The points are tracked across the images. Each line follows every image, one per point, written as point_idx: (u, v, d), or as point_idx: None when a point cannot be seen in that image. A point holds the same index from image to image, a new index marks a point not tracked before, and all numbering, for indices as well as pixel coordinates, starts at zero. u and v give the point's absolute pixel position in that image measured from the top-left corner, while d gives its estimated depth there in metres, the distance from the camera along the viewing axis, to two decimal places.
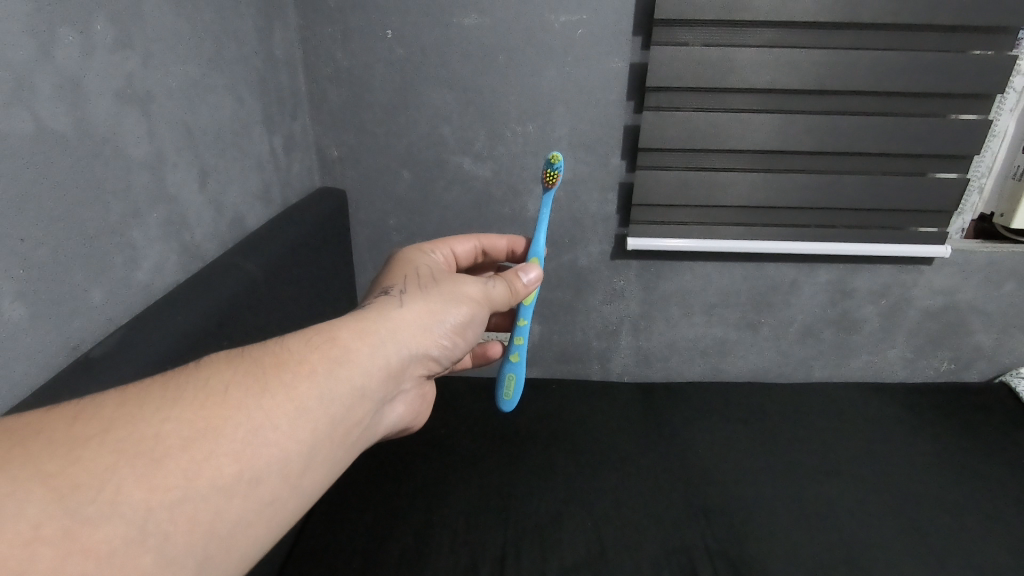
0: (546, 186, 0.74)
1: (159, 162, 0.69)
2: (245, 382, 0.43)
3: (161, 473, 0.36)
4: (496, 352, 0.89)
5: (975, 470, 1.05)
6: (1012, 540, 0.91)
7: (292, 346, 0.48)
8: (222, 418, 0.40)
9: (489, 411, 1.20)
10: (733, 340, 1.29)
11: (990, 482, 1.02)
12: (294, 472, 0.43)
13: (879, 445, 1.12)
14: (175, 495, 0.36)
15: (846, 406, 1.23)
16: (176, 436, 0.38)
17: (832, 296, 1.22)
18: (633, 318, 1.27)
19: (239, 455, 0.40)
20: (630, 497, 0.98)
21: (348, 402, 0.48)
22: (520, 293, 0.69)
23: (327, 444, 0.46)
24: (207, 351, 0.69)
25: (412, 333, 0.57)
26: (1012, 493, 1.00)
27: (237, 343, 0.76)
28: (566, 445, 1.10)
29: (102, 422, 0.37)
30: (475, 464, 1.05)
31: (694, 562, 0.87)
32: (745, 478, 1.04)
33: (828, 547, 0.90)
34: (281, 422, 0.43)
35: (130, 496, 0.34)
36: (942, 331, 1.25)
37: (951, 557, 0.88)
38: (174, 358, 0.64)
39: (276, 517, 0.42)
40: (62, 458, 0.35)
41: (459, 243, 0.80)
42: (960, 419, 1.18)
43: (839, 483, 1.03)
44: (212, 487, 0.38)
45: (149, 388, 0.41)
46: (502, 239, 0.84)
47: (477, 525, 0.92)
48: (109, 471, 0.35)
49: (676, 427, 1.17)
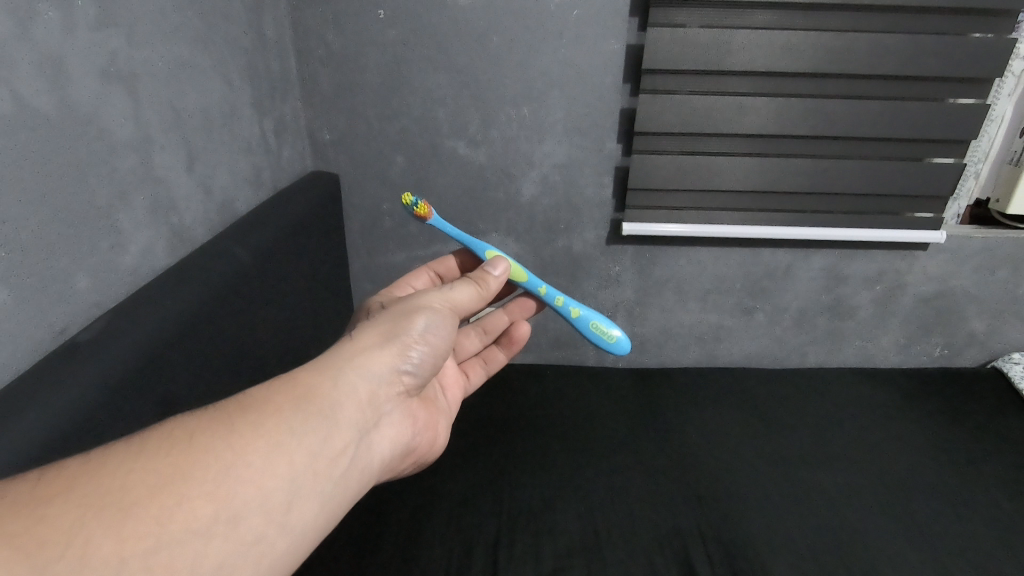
0: (425, 221, 0.76)
1: (146, 144, 0.68)
2: (212, 424, 0.43)
3: (130, 523, 0.36)
4: (525, 331, 0.94)
5: (966, 455, 1.06)
6: (999, 525, 0.92)
7: (256, 388, 0.48)
8: (189, 462, 0.40)
9: (485, 397, 1.20)
10: (727, 326, 1.29)
11: (979, 467, 1.03)
12: (276, 508, 0.43)
13: (871, 430, 1.13)
14: (148, 543, 0.36)
15: (839, 392, 1.24)
16: (143, 485, 0.38)
17: (827, 282, 1.22)
18: (628, 304, 1.27)
19: (214, 496, 0.40)
20: (624, 483, 0.99)
21: (322, 432, 0.48)
22: (492, 289, 0.70)
23: (308, 476, 0.46)
24: (194, 338, 0.68)
25: (377, 355, 0.57)
26: (1002, 478, 1.01)
27: (226, 329, 0.75)
28: (561, 431, 1.11)
29: (67, 478, 0.37)
30: (470, 449, 1.05)
31: (686, 546, 0.87)
32: (737, 463, 1.04)
33: (816, 532, 0.91)
34: (254, 457, 0.43)
35: (100, 549, 0.34)
36: (935, 317, 1.25)
37: (937, 542, 0.89)
38: (162, 345, 0.63)
39: (264, 554, 0.42)
40: (25, 517, 0.34)
41: (415, 279, 0.89)
42: (951, 405, 1.19)
43: (830, 468, 1.04)
44: (187, 531, 0.37)
45: (115, 442, 0.40)
46: (449, 257, 0.91)
47: (469, 512, 0.92)
48: (75, 527, 0.35)
49: (670, 413, 1.17)
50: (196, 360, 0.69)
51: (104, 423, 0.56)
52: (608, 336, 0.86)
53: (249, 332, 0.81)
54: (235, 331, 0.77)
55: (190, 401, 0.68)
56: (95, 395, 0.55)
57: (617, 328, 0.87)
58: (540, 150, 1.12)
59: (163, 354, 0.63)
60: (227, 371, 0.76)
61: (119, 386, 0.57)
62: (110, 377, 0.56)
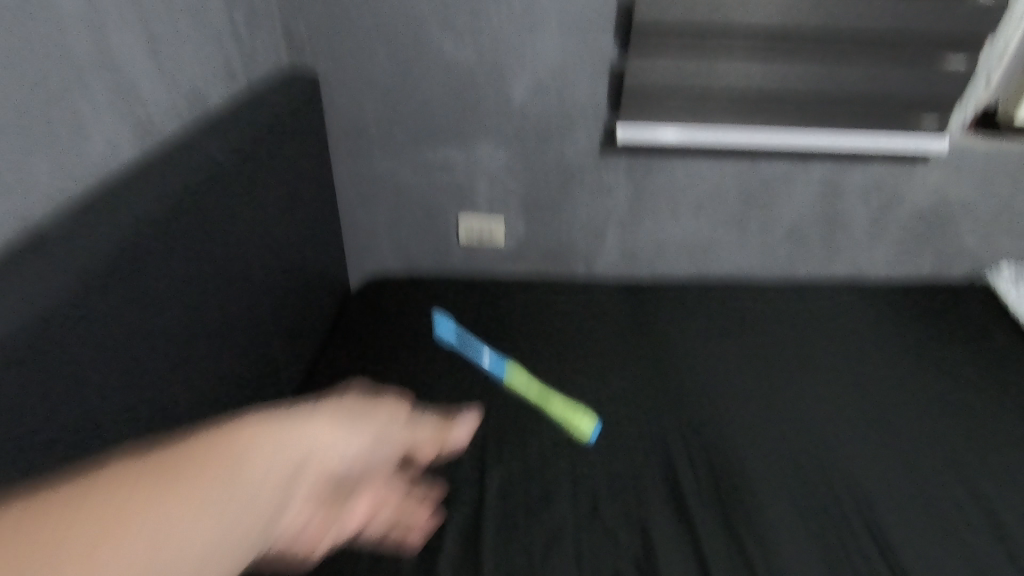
0: None
1: (96, 17, 0.63)
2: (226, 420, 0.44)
3: (130, 487, 0.36)
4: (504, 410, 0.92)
5: (961, 357, 1.04)
6: (987, 419, 0.92)
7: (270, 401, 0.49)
8: (196, 445, 0.41)
9: (475, 301, 1.17)
10: (720, 239, 1.26)
11: (970, 366, 1.01)
12: (260, 501, 0.42)
13: (865, 330, 1.10)
14: (141, 507, 0.36)
15: (835, 301, 1.19)
16: (151, 459, 0.38)
17: (823, 193, 1.20)
18: (620, 215, 1.23)
19: (208, 475, 0.39)
20: (613, 383, 0.96)
21: (319, 434, 0.48)
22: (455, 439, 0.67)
23: (292, 478, 0.45)
24: (173, 232, 0.65)
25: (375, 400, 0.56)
26: (996, 379, 0.99)
27: (206, 226, 0.71)
28: (547, 334, 1.08)
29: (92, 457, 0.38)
30: (461, 351, 1.03)
31: (672, 442, 0.85)
32: (728, 363, 1.01)
33: (806, 431, 0.87)
34: (210, 507, 0.38)
35: (98, 512, 0.34)
36: (929, 230, 1.24)
37: (930, 437, 0.88)
38: (140, 237, 0.60)
39: (234, 555, 0.39)
40: (40, 484, 0.35)
41: None
42: (946, 310, 1.17)
43: (819, 366, 1.01)
44: (175, 503, 0.37)
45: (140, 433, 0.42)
46: None
47: (458, 411, 0.91)
48: (82, 486, 0.35)
49: (662, 316, 1.13)
50: (175, 255, 0.66)
51: (86, 318, 0.54)
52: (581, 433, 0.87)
53: (232, 234, 0.78)
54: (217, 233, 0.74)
55: (173, 299, 0.66)
56: (78, 289, 0.53)
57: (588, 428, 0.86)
58: (531, 48, 1.05)
59: (140, 245, 0.60)
60: (210, 270, 0.73)
61: (98, 282, 0.55)
62: (89, 268, 0.54)
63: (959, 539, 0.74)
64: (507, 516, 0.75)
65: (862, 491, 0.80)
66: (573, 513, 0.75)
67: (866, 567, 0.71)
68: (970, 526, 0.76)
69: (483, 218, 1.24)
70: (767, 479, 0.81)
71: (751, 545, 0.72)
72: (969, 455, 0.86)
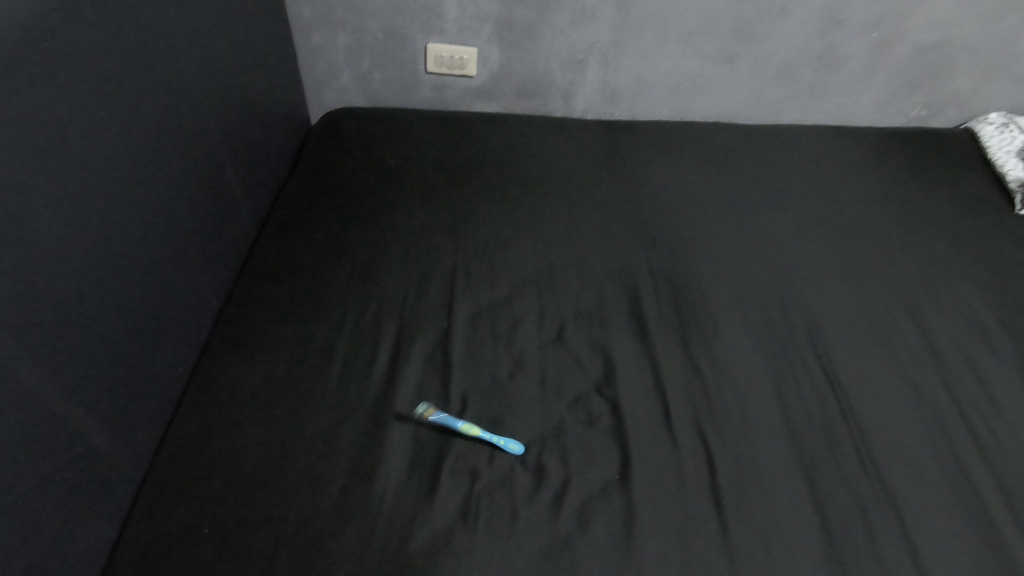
0: None
1: None
2: None
3: None
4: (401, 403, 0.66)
5: (928, 199, 1.04)
6: (944, 256, 0.93)
7: None
8: None
9: (444, 137, 1.11)
10: (707, 75, 1.18)
11: (935, 209, 1.02)
12: None
13: (839, 176, 1.08)
14: None
15: (820, 142, 1.16)
16: None
17: (822, 25, 1.10)
18: (602, 46, 1.13)
19: None
20: (581, 221, 0.95)
21: None
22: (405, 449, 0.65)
23: None
24: (74, 27, 0.57)
25: None
26: (960, 220, 1.00)
27: (115, 27, 0.63)
28: (519, 172, 1.04)
29: None
30: (430, 188, 0.99)
31: (636, 277, 0.86)
32: (698, 206, 1.00)
33: (763, 268, 0.89)
34: None
35: None
36: (924, 71, 1.18)
37: (889, 274, 0.90)
38: (36, 25, 0.52)
39: None
40: None
41: None
42: (924, 156, 1.14)
43: (786, 211, 1.00)
44: None
45: None
46: None
47: (427, 248, 0.89)
48: None
49: (635, 158, 1.09)
50: (84, 57, 0.58)
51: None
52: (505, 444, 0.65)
53: (147, 42, 0.69)
54: (127, 36, 0.65)
55: (90, 106, 0.59)
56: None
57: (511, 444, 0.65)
58: None
59: (31, 38, 0.52)
60: (125, 80, 0.65)
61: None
62: None
63: (899, 357, 0.78)
64: (475, 343, 0.76)
65: (814, 316, 0.82)
66: (538, 339, 0.77)
67: (808, 381, 0.74)
68: (912, 348, 0.79)
69: (453, 44, 1.13)
70: (727, 309, 0.82)
71: (704, 364, 0.75)
72: (923, 288, 0.88)
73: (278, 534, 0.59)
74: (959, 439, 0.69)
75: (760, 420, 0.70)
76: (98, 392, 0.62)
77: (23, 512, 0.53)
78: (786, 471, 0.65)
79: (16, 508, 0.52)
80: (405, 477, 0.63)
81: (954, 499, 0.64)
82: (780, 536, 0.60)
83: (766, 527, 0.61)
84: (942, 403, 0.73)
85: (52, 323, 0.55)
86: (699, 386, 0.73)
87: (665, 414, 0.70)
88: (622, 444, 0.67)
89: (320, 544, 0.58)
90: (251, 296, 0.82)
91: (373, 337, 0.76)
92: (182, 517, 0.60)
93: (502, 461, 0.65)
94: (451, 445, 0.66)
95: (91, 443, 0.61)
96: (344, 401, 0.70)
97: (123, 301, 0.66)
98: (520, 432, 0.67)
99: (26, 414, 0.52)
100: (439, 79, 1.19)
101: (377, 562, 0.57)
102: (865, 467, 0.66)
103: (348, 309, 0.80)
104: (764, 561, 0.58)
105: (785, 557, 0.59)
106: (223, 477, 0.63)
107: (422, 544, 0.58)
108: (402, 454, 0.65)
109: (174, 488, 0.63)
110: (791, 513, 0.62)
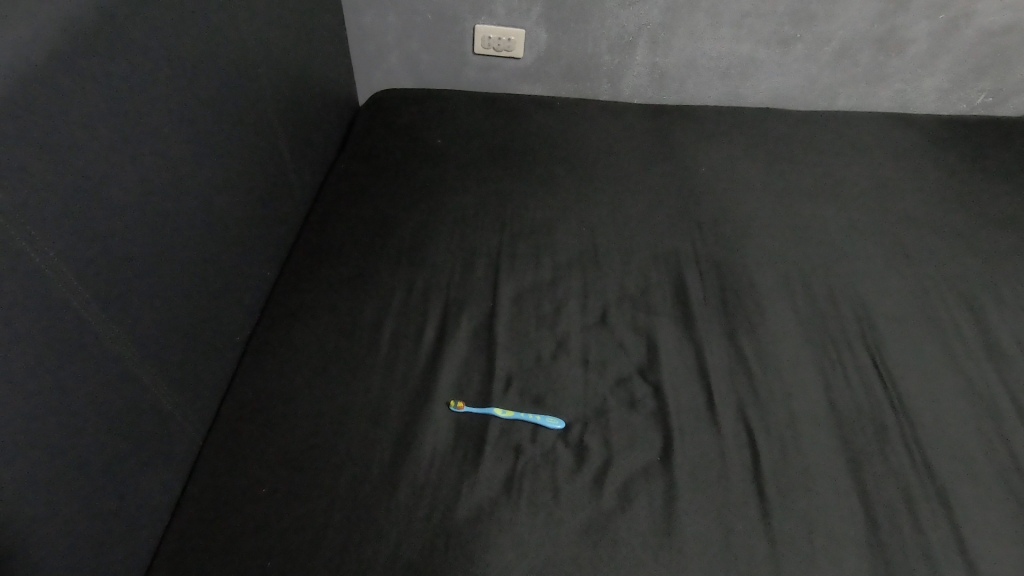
0: None
1: None
2: None
3: None
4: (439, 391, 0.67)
5: (989, 190, 1.00)
6: (1005, 248, 0.89)
7: None
8: None
9: (490, 119, 1.11)
10: (760, 59, 1.15)
11: (996, 200, 0.98)
12: None
13: (893, 165, 1.04)
14: None
15: (876, 129, 1.12)
16: None
17: (886, 8, 1.06)
18: (652, 27, 1.11)
19: None
20: (626, 205, 0.94)
21: None
22: (448, 430, 0.67)
23: None
24: (141, 15, 0.60)
25: None
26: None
27: (178, 15, 0.66)
28: (565, 155, 1.04)
29: None
30: (475, 169, 1.00)
31: (681, 261, 0.86)
32: (744, 192, 0.98)
33: (812, 255, 0.87)
34: None
35: None
36: (993, 57, 1.12)
37: (945, 266, 0.86)
38: (108, 14, 0.55)
39: None
40: None
41: None
42: (988, 145, 1.09)
43: (836, 201, 0.97)
44: None
45: None
46: None
47: (471, 227, 0.90)
48: None
49: (682, 143, 1.08)
50: (150, 43, 0.61)
51: (56, 80, 0.50)
52: (542, 423, 0.67)
53: (207, 28, 0.71)
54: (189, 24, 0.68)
55: (150, 82, 0.62)
56: (43, 44, 0.49)
57: (548, 421, 0.66)
58: None
59: (104, 25, 0.55)
60: (186, 64, 0.68)
61: (67, 61, 0.51)
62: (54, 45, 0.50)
63: (955, 352, 0.75)
64: (519, 324, 0.77)
65: (865, 307, 0.80)
66: (581, 321, 0.78)
67: (859, 372, 0.73)
68: (967, 343, 0.76)
69: (501, 26, 1.13)
70: (775, 296, 0.81)
71: (748, 351, 0.75)
72: (982, 282, 0.84)
73: (328, 505, 0.61)
74: (1018, 440, 0.67)
75: (805, 409, 0.69)
76: (162, 360, 0.66)
77: (96, 463, 0.57)
78: (831, 461, 0.65)
79: (92, 464, 0.56)
80: (450, 450, 0.65)
81: (1009, 500, 0.62)
82: (823, 527, 0.60)
83: (810, 517, 0.60)
84: (999, 401, 0.70)
85: (119, 290, 0.59)
86: (743, 373, 0.72)
87: (709, 400, 0.69)
88: (664, 428, 0.67)
89: (371, 509, 0.60)
90: (303, 270, 0.85)
91: (420, 313, 0.78)
92: (239, 483, 0.63)
93: (544, 439, 0.66)
94: (494, 420, 0.67)
95: (157, 403, 0.65)
96: (393, 374, 0.72)
97: (184, 273, 0.69)
98: (562, 410, 0.68)
99: (95, 374, 0.56)
100: (485, 61, 1.19)
101: (423, 529, 0.59)
102: (915, 462, 0.65)
103: (396, 286, 0.81)
104: (805, 549, 0.58)
105: (827, 546, 0.58)
106: (280, 442, 0.66)
107: (465, 516, 0.60)
108: (448, 427, 0.67)
109: (234, 451, 0.66)
110: (834, 503, 0.61)
